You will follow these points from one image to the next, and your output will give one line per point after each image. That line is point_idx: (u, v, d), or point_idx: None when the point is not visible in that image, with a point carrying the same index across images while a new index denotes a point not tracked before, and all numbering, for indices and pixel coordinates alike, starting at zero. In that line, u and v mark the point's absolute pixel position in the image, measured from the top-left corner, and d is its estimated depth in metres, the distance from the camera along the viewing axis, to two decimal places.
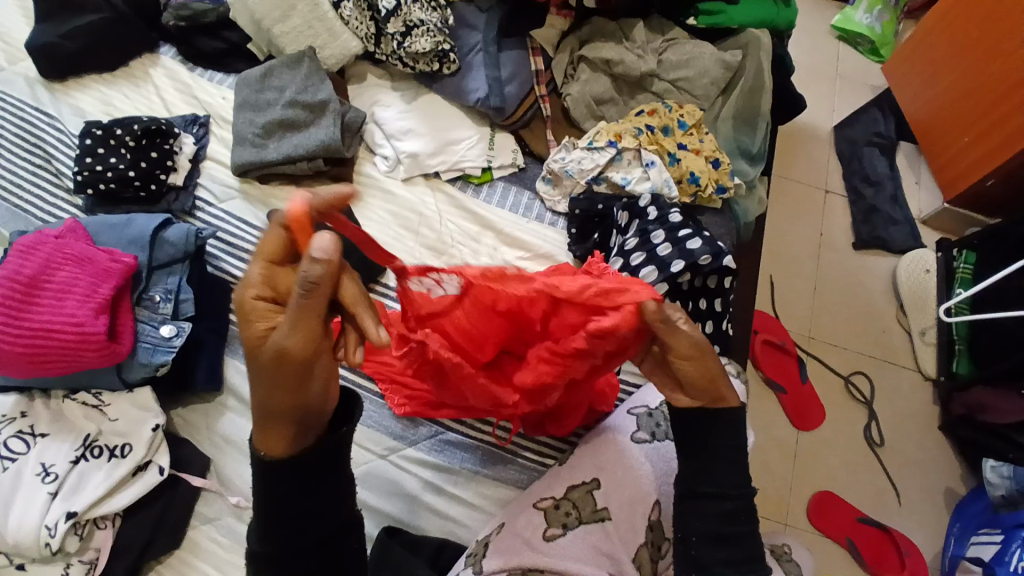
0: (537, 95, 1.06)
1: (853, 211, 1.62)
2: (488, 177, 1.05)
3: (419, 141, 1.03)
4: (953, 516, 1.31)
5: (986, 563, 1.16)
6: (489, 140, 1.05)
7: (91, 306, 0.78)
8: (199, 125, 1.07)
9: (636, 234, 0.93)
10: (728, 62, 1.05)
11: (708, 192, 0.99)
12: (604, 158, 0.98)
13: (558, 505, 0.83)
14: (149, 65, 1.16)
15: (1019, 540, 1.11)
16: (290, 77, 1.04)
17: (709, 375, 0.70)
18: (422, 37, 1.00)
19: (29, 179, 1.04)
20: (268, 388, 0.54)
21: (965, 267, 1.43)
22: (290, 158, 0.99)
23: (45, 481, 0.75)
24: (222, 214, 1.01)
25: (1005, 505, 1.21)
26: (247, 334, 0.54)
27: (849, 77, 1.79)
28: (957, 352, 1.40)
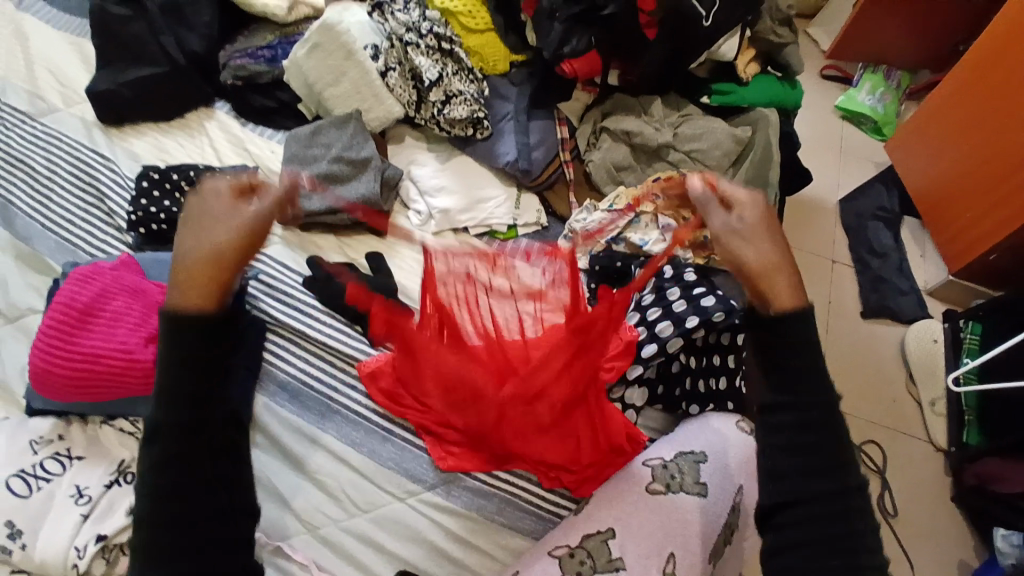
0: (562, 160, 1.14)
1: (860, 279, 1.68)
2: (513, 233, 1.13)
3: (451, 198, 1.11)
4: None
5: None
6: (516, 200, 1.13)
7: (142, 335, 0.83)
8: (248, 175, 1.16)
9: (653, 291, 0.99)
10: (740, 136, 1.13)
11: (721, 255, 1.05)
12: (623, 221, 1.05)
13: (573, 553, 0.84)
14: (204, 118, 1.26)
15: None
16: (337, 136, 1.13)
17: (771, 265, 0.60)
18: (460, 105, 1.10)
19: (80, 215, 1.12)
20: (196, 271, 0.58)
21: (971, 336, 1.46)
22: (333, 209, 1.07)
23: (79, 502, 0.77)
24: (264, 258, 1.07)
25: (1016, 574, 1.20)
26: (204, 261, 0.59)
27: (853, 153, 1.89)
28: (967, 422, 1.41)
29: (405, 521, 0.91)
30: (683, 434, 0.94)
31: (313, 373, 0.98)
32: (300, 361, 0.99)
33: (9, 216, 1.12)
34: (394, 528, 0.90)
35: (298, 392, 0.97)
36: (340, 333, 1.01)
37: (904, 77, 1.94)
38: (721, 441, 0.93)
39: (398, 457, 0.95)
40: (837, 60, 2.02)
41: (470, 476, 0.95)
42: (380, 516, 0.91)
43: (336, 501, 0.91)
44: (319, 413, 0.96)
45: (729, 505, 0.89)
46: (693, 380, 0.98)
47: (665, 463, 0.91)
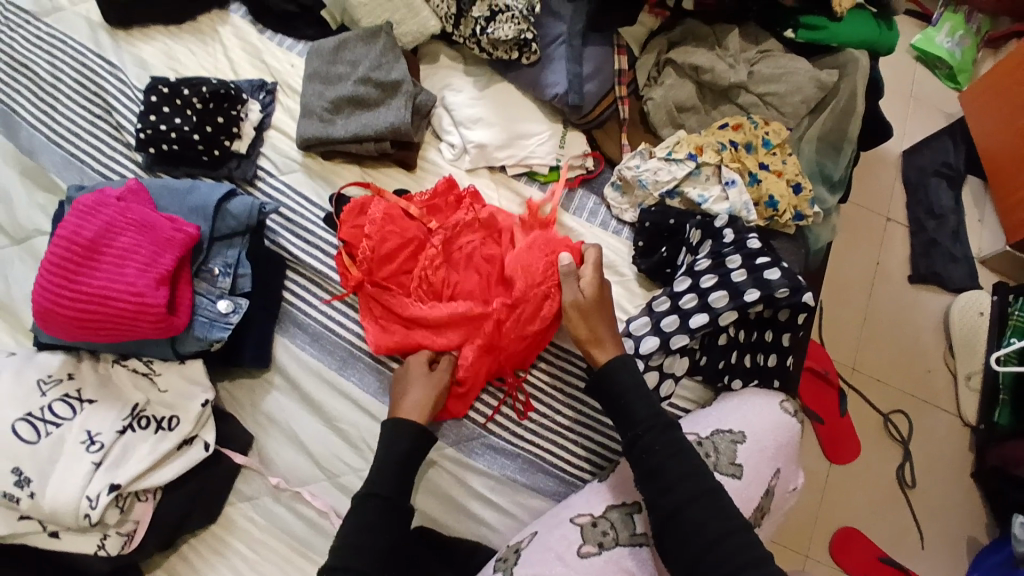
0: (617, 95, 1.00)
1: (912, 242, 1.55)
2: (555, 176, 1.01)
3: (488, 132, 0.99)
4: (971, 565, 1.29)
5: None
6: (561, 137, 1.01)
7: (152, 277, 0.76)
8: (266, 92, 1.04)
9: (708, 255, 0.89)
10: (823, 81, 0.98)
11: (785, 218, 0.95)
12: (682, 172, 0.93)
13: (596, 523, 0.81)
14: (217, 22, 1.12)
15: None
16: (365, 52, 1.00)
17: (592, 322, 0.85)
18: (506, 24, 0.96)
19: (87, 128, 1.02)
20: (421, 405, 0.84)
21: (1019, 314, 1.37)
22: (357, 137, 0.96)
23: (91, 449, 0.74)
24: (282, 187, 0.98)
25: None
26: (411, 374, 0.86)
27: (925, 97, 1.70)
28: (1000, 402, 1.35)
29: (427, 475, 0.89)
30: (723, 410, 0.88)
31: (335, 317, 0.92)
32: (321, 305, 0.93)
33: (14, 126, 1.02)
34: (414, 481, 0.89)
35: (318, 336, 0.91)
36: None
37: (986, 19, 1.71)
38: (761, 418, 0.88)
39: None
40: None
41: (496, 435, 0.91)
42: None
43: (356, 450, 0.87)
44: (340, 358, 0.91)
45: (764, 488, 0.85)
46: (739, 354, 0.91)
47: (700, 441, 0.85)
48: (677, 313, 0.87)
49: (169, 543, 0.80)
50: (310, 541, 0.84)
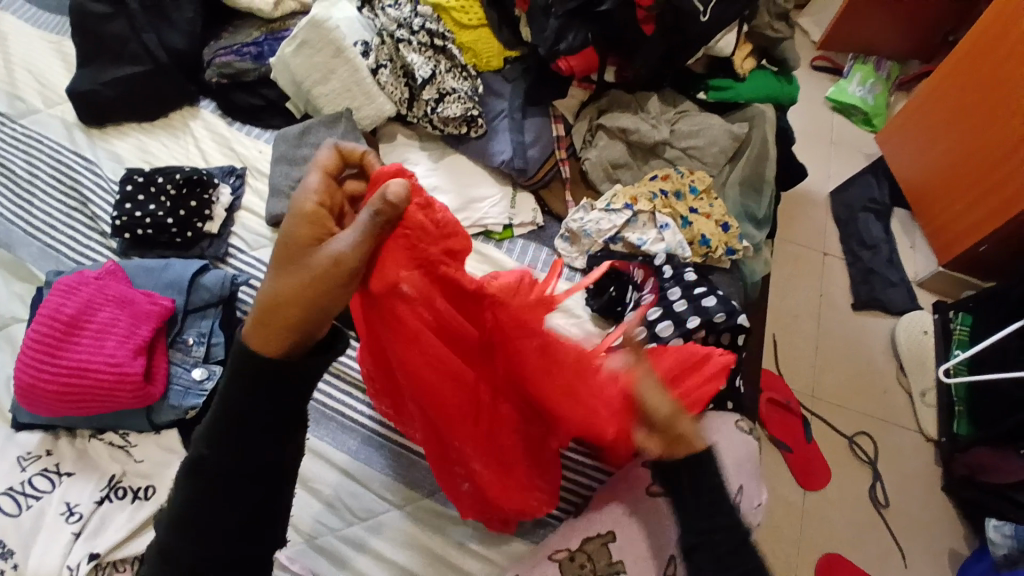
0: (557, 158, 1.12)
1: (851, 272, 1.67)
2: (509, 234, 1.10)
3: (445, 197, 1.08)
4: None
5: None
6: (511, 199, 1.11)
7: (130, 347, 0.81)
8: (236, 176, 1.13)
9: (652, 292, 0.98)
10: (736, 133, 1.12)
11: (719, 253, 1.05)
12: (620, 220, 1.03)
13: (573, 556, 0.83)
14: (188, 117, 1.23)
15: None
16: (327, 135, 1.10)
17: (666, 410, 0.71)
18: (453, 104, 1.08)
19: (63, 220, 1.08)
20: (280, 291, 0.51)
21: (961, 327, 1.46)
22: None
23: (70, 520, 0.75)
24: (254, 261, 1.05)
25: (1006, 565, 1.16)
26: (298, 238, 0.53)
27: (844, 143, 1.89)
28: (957, 413, 1.40)
29: (403, 528, 0.89)
30: None
31: None
32: None
33: None
34: (392, 534, 0.89)
35: None
36: None
37: (893, 66, 1.95)
38: (723, 440, 0.92)
39: (398, 465, 0.93)
40: (828, 51, 2.01)
41: None
42: (376, 525, 0.89)
43: (332, 509, 0.90)
44: (314, 420, 0.95)
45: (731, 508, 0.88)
46: None
47: None
48: None
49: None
50: None
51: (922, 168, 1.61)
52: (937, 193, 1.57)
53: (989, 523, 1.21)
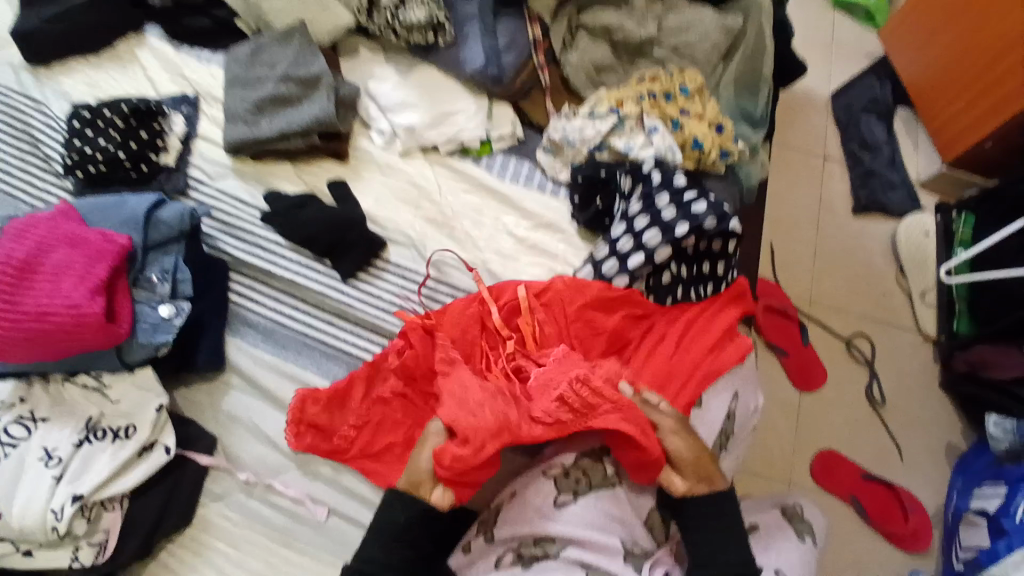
0: (535, 64, 1.04)
1: (850, 176, 1.56)
2: (488, 149, 1.02)
3: (415, 113, 1.01)
4: (956, 471, 1.25)
5: (991, 516, 1.10)
6: (488, 111, 1.03)
7: (87, 287, 0.77)
8: (188, 104, 1.05)
9: (640, 199, 0.91)
10: (730, 26, 1.03)
11: (711, 157, 0.97)
12: (606, 126, 0.96)
13: (568, 472, 0.79)
14: (136, 47, 1.12)
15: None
16: (282, 52, 1.02)
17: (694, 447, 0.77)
18: (417, 7, 0.99)
19: (18, 165, 1.02)
20: None
21: (964, 228, 1.38)
22: (285, 133, 0.97)
23: (50, 465, 0.75)
24: (216, 193, 1.00)
25: (1010, 458, 1.15)
26: None
27: (844, 44, 1.72)
28: (957, 311, 1.35)
29: None
30: None
31: (284, 313, 0.94)
32: (267, 300, 0.94)
33: None
34: None
35: (271, 332, 0.93)
36: (306, 268, 0.95)
37: None
38: None
39: None
40: None
41: None
42: None
43: None
44: (295, 349, 0.92)
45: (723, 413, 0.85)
46: (684, 290, 0.90)
47: None
48: (617, 256, 0.89)
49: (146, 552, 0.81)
50: (288, 529, 0.85)
51: (917, 73, 1.52)
52: (939, 92, 1.46)
53: (990, 419, 1.17)
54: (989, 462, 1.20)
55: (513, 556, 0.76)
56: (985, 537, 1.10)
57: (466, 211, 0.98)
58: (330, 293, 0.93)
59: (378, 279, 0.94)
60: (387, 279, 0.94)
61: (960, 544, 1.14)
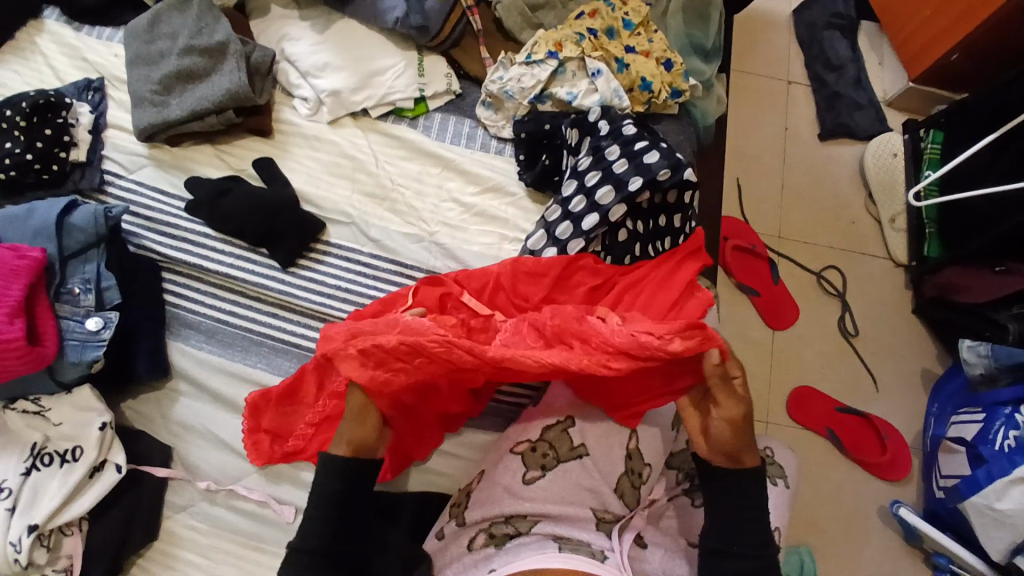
0: (464, 7, 0.94)
1: (816, 100, 1.50)
2: (423, 109, 0.95)
3: (339, 76, 0.92)
4: (931, 397, 1.26)
5: (969, 443, 1.09)
6: (418, 65, 0.95)
7: (4, 310, 0.71)
8: (93, 90, 0.95)
9: (588, 153, 0.85)
10: None
11: (662, 98, 0.91)
12: (545, 73, 0.89)
13: (535, 447, 0.78)
14: (35, 34, 1.00)
15: (1003, 417, 1.04)
16: (181, 21, 0.92)
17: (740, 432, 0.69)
18: None
19: None
20: None
21: (933, 146, 1.34)
22: (196, 114, 0.89)
23: (1, 497, 0.73)
24: (134, 186, 0.91)
25: (983, 382, 1.12)
26: None
27: None
28: (927, 235, 1.33)
29: None
30: None
31: (226, 309, 0.88)
32: (205, 299, 0.88)
33: None
34: None
35: (214, 332, 0.88)
36: (243, 260, 0.88)
37: None
38: None
39: None
40: None
41: None
42: None
43: None
44: (242, 349, 0.87)
45: None
46: (641, 245, 0.88)
47: None
48: (570, 219, 0.84)
49: (115, 569, 0.80)
50: (256, 533, 0.83)
51: None
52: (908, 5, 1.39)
53: (964, 344, 1.12)
54: (966, 388, 1.19)
55: (486, 535, 0.74)
56: (965, 464, 1.09)
57: (406, 180, 0.92)
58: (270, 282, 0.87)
59: (322, 263, 0.89)
60: (332, 261, 0.89)
61: (940, 472, 1.15)
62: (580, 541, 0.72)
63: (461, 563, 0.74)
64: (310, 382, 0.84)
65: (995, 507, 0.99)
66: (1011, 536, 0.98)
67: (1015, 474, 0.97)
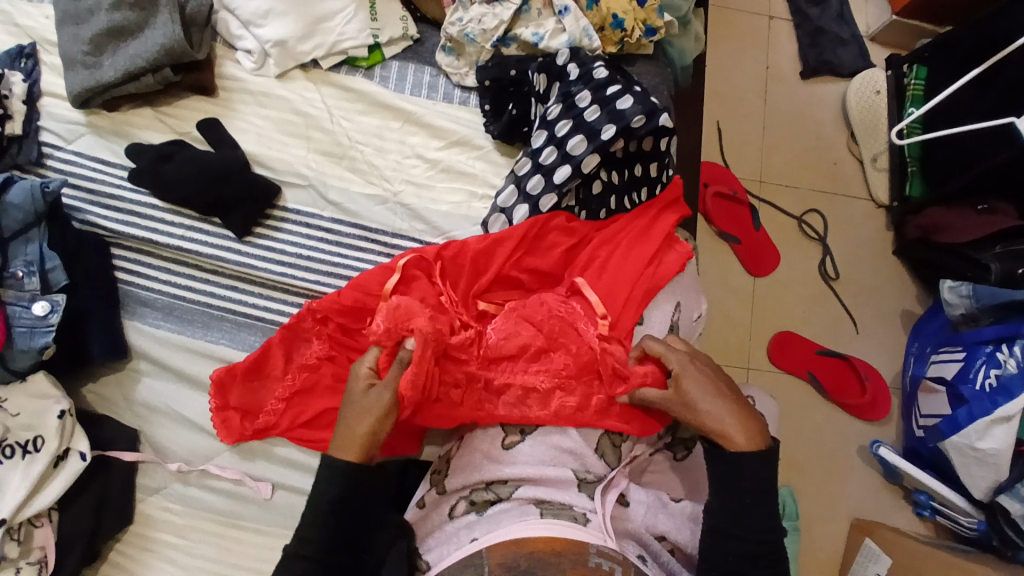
0: None
1: (798, 35, 1.43)
2: (378, 57, 0.88)
3: (284, 23, 0.84)
4: (912, 336, 1.26)
5: (948, 381, 1.10)
6: (370, 8, 0.86)
7: None
8: (26, 57, 0.86)
9: (558, 100, 0.80)
10: None
11: (636, 36, 0.85)
12: (508, 13, 0.82)
13: None
14: None
15: (983, 356, 1.05)
16: None
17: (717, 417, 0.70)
18: None
19: None
20: None
21: (916, 83, 1.29)
22: (130, 74, 0.81)
23: None
24: (74, 157, 0.84)
25: (965, 322, 1.11)
26: None
27: None
28: (910, 173, 1.29)
29: None
30: None
31: (181, 284, 0.83)
32: (159, 275, 0.83)
33: None
34: None
35: (172, 308, 0.83)
36: (194, 230, 0.83)
37: None
38: None
39: None
40: None
41: None
42: None
43: None
44: (203, 325, 0.83)
45: (666, 328, 0.80)
46: (619, 199, 0.83)
47: None
48: (541, 172, 0.79)
49: (93, 556, 0.78)
50: (233, 510, 0.81)
51: None
52: None
53: (944, 285, 1.12)
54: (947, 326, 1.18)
55: (466, 503, 0.72)
56: (945, 404, 1.10)
57: (365, 137, 0.86)
58: (225, 253, 0.82)
59: (280, 231, 0.83)
60: (291, 227, 0.83)
61: (920, 412, 1.16)
62: (561, 505, 0.70)
63: (442, 531, 0.72)
64: (277, 357, 0.80)
65: (976, 447, 1.01)
66: (993, 474, 1.00)
67: (998, 415, 0.98)
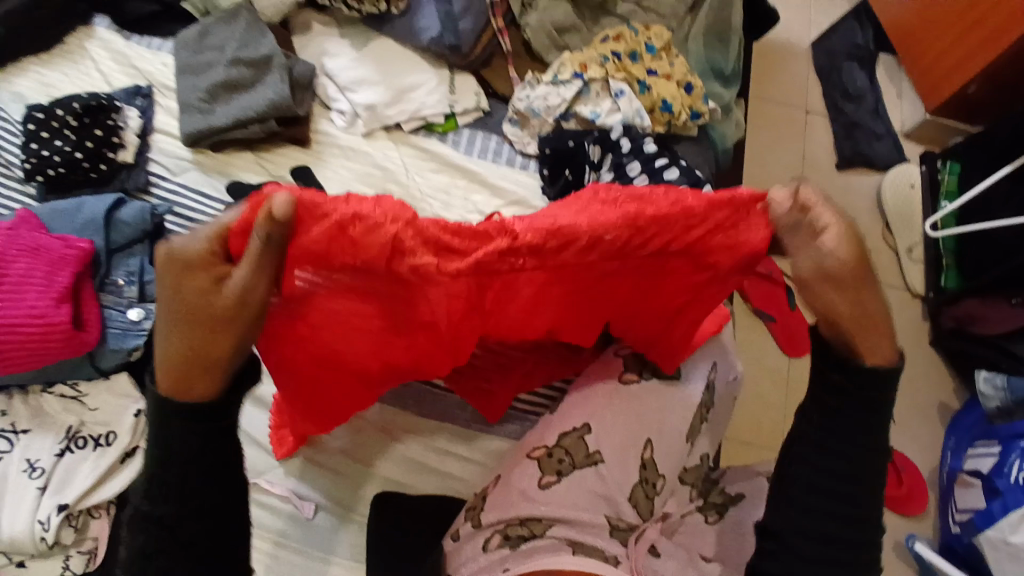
0: (495, 29, 1.01)
1: (834, 128, 1.51)
2: (452, 125, 0.99)
3: (374, 90, 0.97)
4: (949, 431, 1.25)
5: (985, 475, 1.08)
6: (450, 83, 1.00)
7: (51, 297, 0.77)
8: (142, 96, 1.01)
9: (611, 169, 0.89)
10: None
11: (682, 119, 0.94)
12: (571, 92, 0.94)
13: (551, 453, 0.79)
14: (83, 39, 1.07)
15: (1018, 450, 1.04)
16: (228, 33, 0.98)
17: (868, 317, 0.58)
18: None
19: None
20: None
21: (949, 177, 1.36)
22: (240, 121, 0.94)
23: (33, 476, 0.78)
24: (177, 188, 0.96)
25: (1000, 416, 1.11)
26: None
27: None
28: (945, 266, 1.33)
29: (378, 442, 0.89)
30: None
31: None
32: None
33: None
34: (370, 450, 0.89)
35: None
36: None
37: None
38: None
39: None
40: None
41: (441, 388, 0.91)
42: (354, 441, 0.89)
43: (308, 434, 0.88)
44: None
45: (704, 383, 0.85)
46: None
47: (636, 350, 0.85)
48: None
49: None
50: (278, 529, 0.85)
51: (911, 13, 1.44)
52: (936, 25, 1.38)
53: (980, 377, 1.13)
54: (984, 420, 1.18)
55: (501, 537, 0.75)
56: (980, 498, 1.08)
57: (433, 192, 0.96)
58: None
59: None
60: None
61: (956, 507, 1.14)
62: (591, 547, 0.74)
63: (476, 563, 0.74)
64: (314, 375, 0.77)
65: (1008, 540, 0.97)
66: None
67: None
